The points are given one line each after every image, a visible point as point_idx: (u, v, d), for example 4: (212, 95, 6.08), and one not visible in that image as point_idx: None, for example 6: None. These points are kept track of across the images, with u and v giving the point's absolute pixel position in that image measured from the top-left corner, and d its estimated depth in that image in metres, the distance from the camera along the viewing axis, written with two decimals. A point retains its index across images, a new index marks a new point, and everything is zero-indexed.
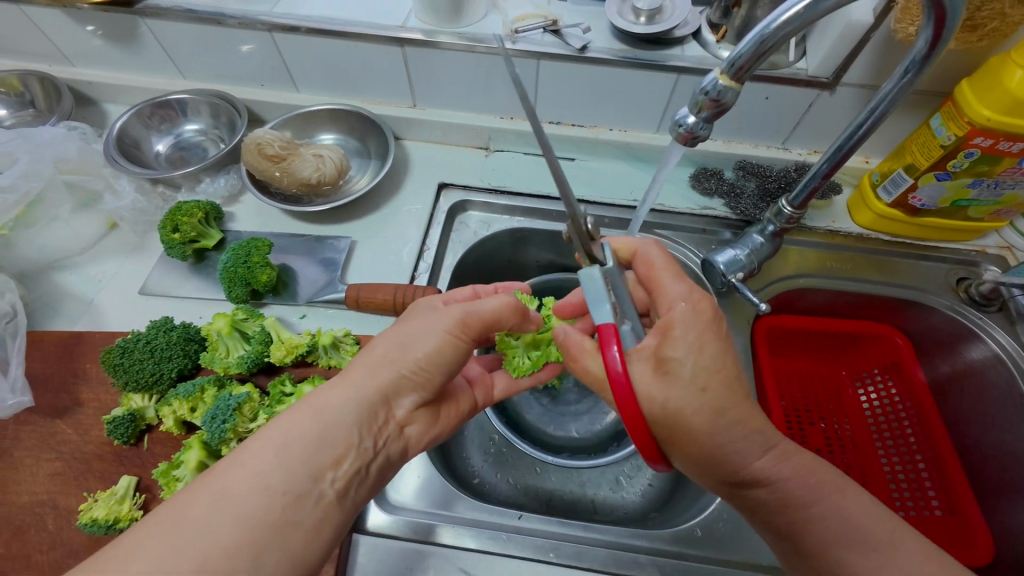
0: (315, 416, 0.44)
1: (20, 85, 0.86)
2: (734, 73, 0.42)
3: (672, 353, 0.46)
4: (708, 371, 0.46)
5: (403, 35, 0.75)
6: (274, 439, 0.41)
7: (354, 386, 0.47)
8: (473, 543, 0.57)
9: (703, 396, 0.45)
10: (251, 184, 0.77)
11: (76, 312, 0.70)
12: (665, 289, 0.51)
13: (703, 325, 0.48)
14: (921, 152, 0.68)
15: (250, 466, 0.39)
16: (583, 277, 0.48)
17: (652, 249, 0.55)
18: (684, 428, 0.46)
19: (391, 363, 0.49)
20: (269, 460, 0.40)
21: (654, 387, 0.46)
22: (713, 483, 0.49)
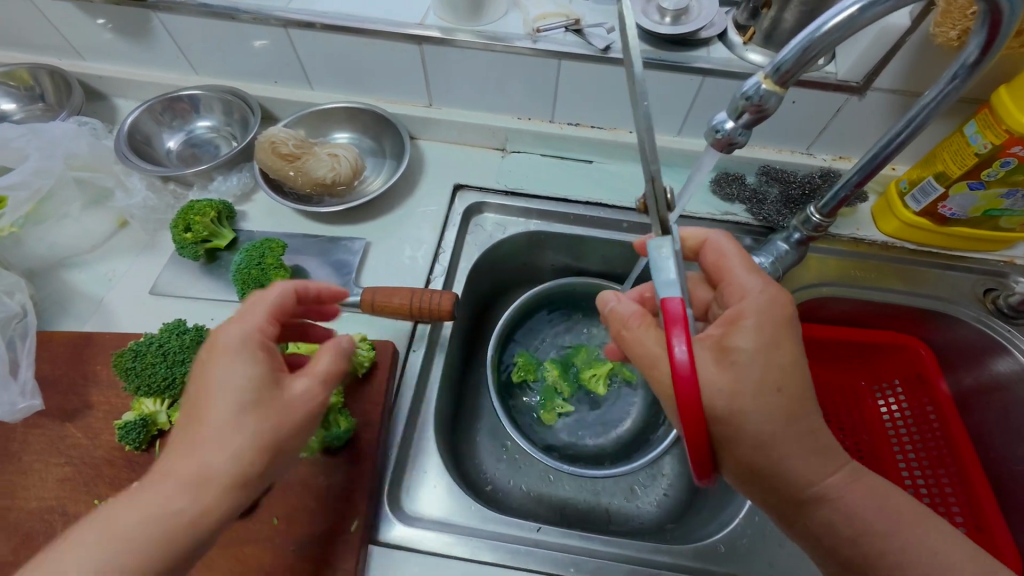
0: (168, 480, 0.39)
1: (30, 78, 0.84)
2: (779, 77, 0.41)
3: (738, 344, 0.46)
4: (782, 372, 0.46)
5: (421, 32, 0.74)
6: (170, 485, 0.39)
7: (191, 443, 0.41)
8: (490, 556, 0.56)
9: (774, 400, 0.45)
10: (263, 183, 0.76)
11: (86, 312, 0.69)
12: (738, 281, 0.51)
13: (774, 323, 0.47)
14: (954, 160, 0.66)
15: (136, 516, 0.38)
16: (653, 248, 0.49)
17: (724, 241, 0.55)
18: (751, 430, 0.45)
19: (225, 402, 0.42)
20: (140, 519, 0.38)
21: (719, 374, 0.45)
22: (770, 495, 0.48)
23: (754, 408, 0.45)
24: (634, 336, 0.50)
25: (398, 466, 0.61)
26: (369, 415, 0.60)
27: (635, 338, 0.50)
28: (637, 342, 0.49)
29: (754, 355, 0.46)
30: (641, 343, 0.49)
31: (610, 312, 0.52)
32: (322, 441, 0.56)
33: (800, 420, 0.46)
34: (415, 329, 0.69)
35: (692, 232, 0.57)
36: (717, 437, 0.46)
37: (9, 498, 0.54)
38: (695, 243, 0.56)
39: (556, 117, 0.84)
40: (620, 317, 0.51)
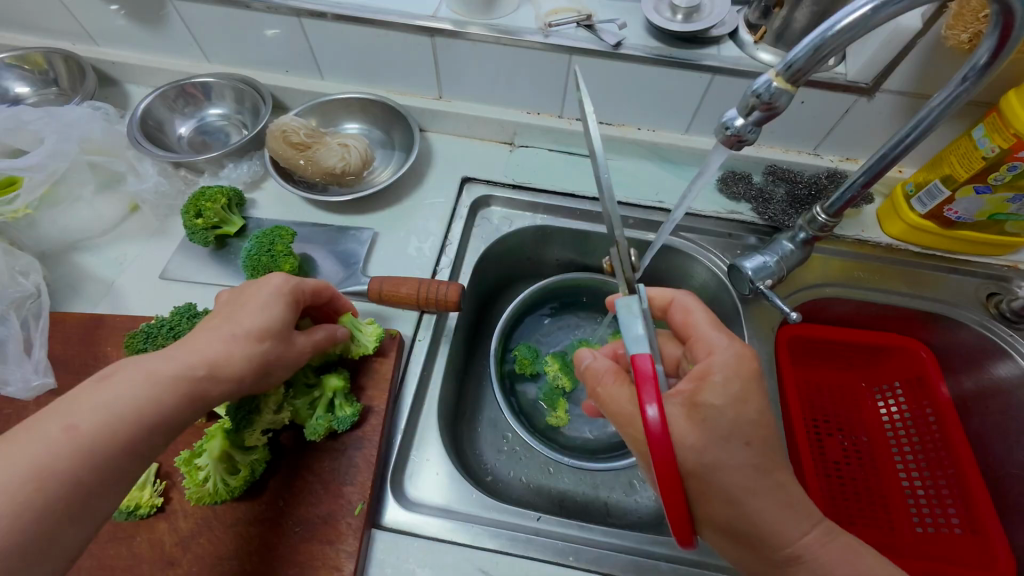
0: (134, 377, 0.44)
1: (44, 63, 0.85)
2: (790, 76, 0.41)
3: (708, 401, 0.47)
4: (750, 426, 0.47)
5: (433, 24, 0.74)
6: (118, 387, 0.43)
7: (176, 355, 0.46)
8: (491, 543, 0.56)
9: (745, 453, 0.46)
10: (274, 171, 0.76)
11: (97, 294, 0.70)
12: (705, 337, 0.53)
13: (741, 377, 0.48)
14: (961, 163, 0.66)
15: (75, 412, 0.41)
16: (623, 306, 0.50)
17: (689, 299, 0.57)
18: (721, 486, 0.45)
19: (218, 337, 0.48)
20: (100, 410, 0.42)
21: (689, 431, 0.46)
22: (743, 554, 0.47)
23: (726, 462, 0.45)
24: (608, 394, 0.50)
25: (401, 453, 0.61)
26: (375, 401, 0.61)
27: (610, 395, 0.50)
28: (611, 400, 0.50)
29: (723, 408, 0.47)
30: (616, 402, 0.49)
31: (585, 368, 0.53)
32: (328, 425, 0.57)
33: (772, 474, 0.46)
34: (420, 319, 0.70)
35: (660, 291, 0.59)
36: (691, 494, 0.46)
37: None
38: (664, 302, 0.59)
39: (565, 112, 0.84)
40: (594, 374, 0.52)
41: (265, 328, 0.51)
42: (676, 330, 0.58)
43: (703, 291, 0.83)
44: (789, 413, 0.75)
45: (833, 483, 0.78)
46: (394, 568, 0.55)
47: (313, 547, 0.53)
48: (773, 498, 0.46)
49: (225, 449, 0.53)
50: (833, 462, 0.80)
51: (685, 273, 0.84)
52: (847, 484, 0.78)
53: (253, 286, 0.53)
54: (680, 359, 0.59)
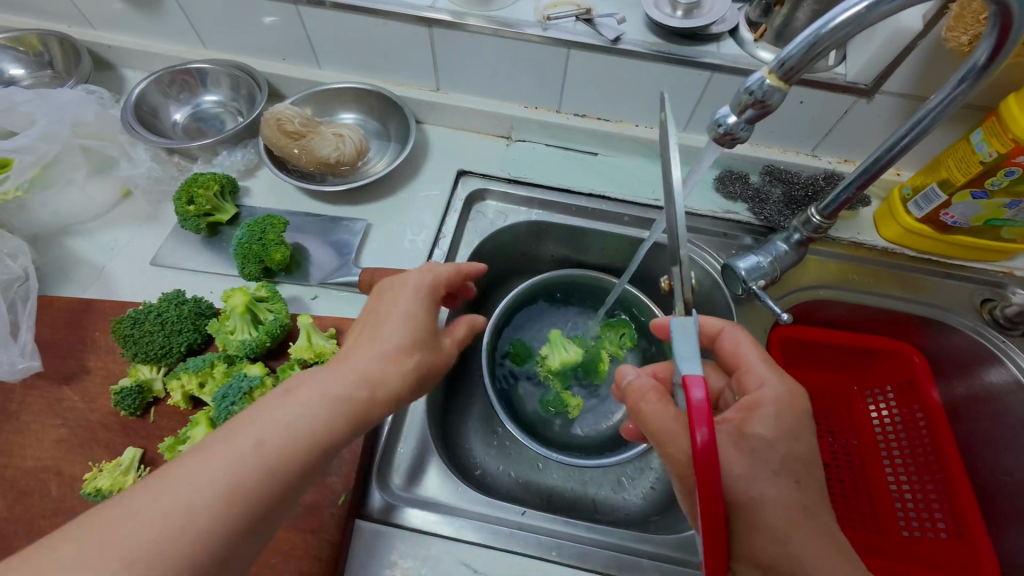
0: (332, 392, 0.42)
1: (39, 45, 0.84)
2: (783, 73, 0.41)
3: (758, 431, 0.48)
4: (799, 462, 0.47)
5: (430, 15, 0.73)
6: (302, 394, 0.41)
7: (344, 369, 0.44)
8: (475, 536, 0.57)
9: (791, 490, 0.45)
10: (268, 159, 0.76)
11: (87, 279, 0.70)
12: (751, 369, 0.53)
13: (789, 413, 0.49)
14: (959, 167, 0.66)
15: (260, 428, 0.39)
16: (677, 325, 0.47)
17: (739, 331, 0.56)
18: (763, 522, 0.44)
19: (379, 346, 0.46)
20: (282, 428, 0.39)
21: (740, 460, 0.46)
22: None
23: (774, 496, 0.45)
24: (651, 410, 0.47)
25: (389, 445, 0.61)
26: None
27: (652, 412, 0.47)
28: (655, 419, 0.47)
29: (772, 440, 0.48)
30: (658, 419, 0.47)
31: (627, 385, 0.51)
32: None
33: (818, 516, 0.45)
34: None
35: (709, 320, 0.58)
36: (734, 529, 0.45)
37: (5, 456, 0.55)
38: (712, 331, 0.57)
39: (563, 107, 0.84)
40: (636, 389, 0.49)
41: (414, 336, 0.48)
42: (722, 360, 0.57)
43: (697, 290, 0.83)
44: None
45: None
46: (378, 559, 0.55)
47: (296, 535, 0.53)
48: (823, 544, 0.43)
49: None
50: (821, 464, 0.80)
51: None
52: (835, 487, 0.78)
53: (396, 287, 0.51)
54: (722, 390, 0.60)
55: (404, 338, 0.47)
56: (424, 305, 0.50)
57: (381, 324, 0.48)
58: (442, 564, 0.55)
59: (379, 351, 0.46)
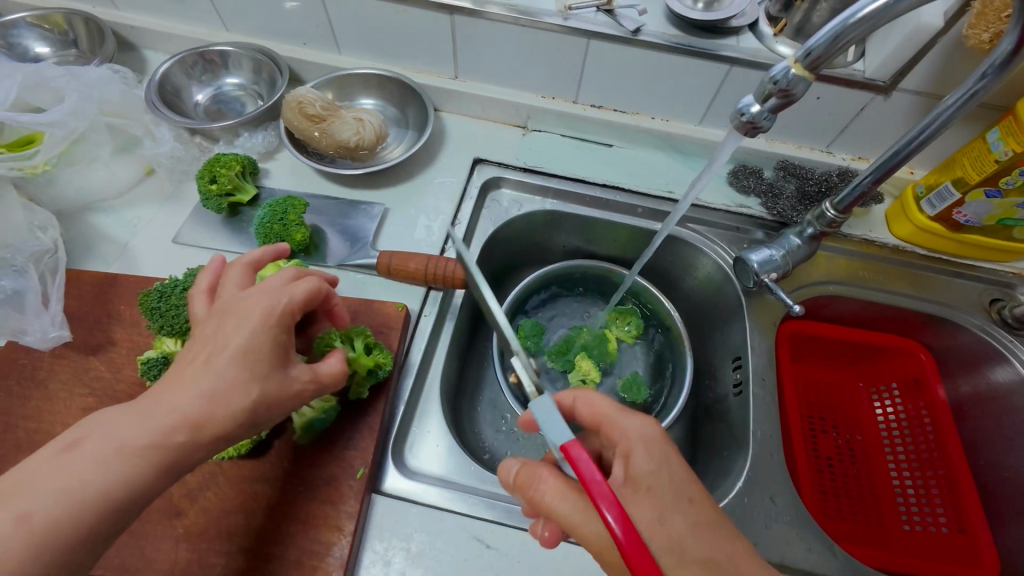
0: (107, 448, 0.39)
1: (65, 23, 0.85)
2: (808, 63, 0.41)
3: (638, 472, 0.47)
4: (690, 485, 0.47)
5: (453, 3, 0.74)
6: (115, 424, 0.40)
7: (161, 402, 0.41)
8: (486, 513, 0.58)
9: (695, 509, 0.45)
10: (288, 142, 0.77)
11: (111, 254, 0.71)
12: (614, 422, 0.51)
13: (655, 445, 0.48)
14: (973, 165, 0.66)
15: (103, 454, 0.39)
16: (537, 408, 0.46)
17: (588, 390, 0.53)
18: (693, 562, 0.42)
19: (202, 377, 0.43)
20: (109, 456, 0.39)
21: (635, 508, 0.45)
22: None
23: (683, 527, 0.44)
24: (551, 500, 0.46)
25: (404, 422, 0.63)
26: None
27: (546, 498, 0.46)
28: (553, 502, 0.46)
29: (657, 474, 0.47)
30: (561, 506, 0.45)
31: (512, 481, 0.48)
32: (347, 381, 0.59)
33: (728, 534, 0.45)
34: (427, 295, 0.71)
35: (560, 394, 0.54)
36: None
37: (35, 421, 0.56)
38: (567, 403, 0.53)
39: (580, 98, 0.84)
40: (521, 479, 0.48)
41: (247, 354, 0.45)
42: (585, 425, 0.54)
43: (707, 282, 0.83)
44: (785, 406, 0.77)
45: (824, 478, 0.79)
46: (391, 532, 0.56)
47: (314, 506, 0.54)
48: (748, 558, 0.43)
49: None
50: (825, 457, 0.80)
51: (689, 264, 0.84)
52: (838, 480, 0.79)
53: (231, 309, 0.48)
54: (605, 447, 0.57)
55: (230, 363, 0.44)
56: (269, 337, 0.46)
57: (198, 357, 0.44)
58: (454, 539, 0.56)
59: (194, 395, 0.42)
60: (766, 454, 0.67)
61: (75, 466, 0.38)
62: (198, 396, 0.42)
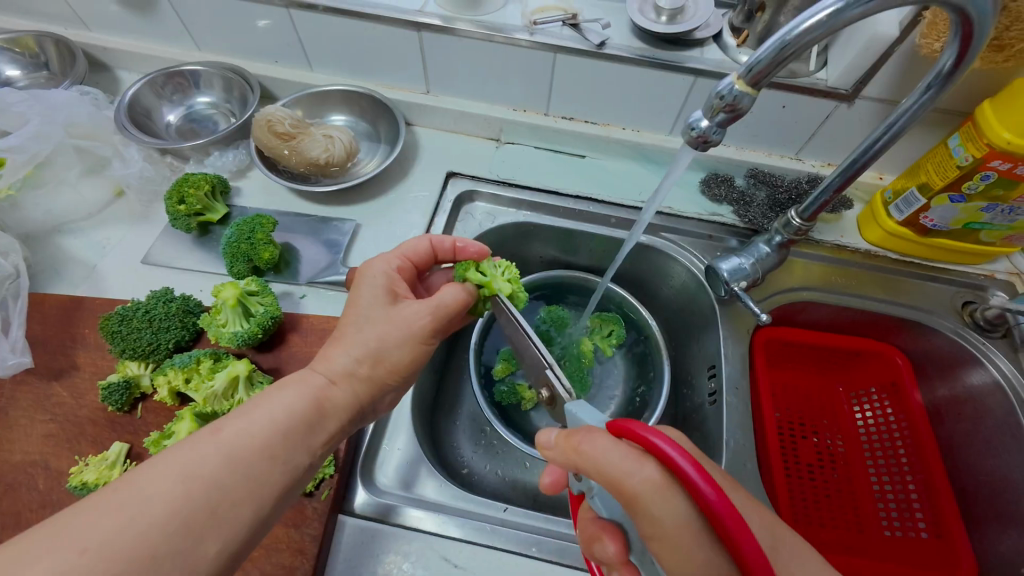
0: (303, 401, 0.48)
1: (36, 46, 0.86)
2: (751, 78, 0.42)
3: None
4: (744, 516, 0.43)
5: (421, 20, 0.74)
6: (290, 395, 0.47)
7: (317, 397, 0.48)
8: (456, 532, 0.57)
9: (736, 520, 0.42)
10: (258, 161, 0.77)
11: (79, 276, 0.70)
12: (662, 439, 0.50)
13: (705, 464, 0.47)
14: (937, 171, 0.67)
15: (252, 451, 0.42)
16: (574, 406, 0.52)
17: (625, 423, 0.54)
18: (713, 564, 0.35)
19: (357, 345, 0.52)
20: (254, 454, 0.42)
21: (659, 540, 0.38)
22: None
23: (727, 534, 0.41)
24: (590, 450, 0.42)
25: (373, 440, 0.62)
26: None
27: (592, 456, 0.42)
28: (605, 467, 0.41)
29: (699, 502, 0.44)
30: (597, 455, 0.41)
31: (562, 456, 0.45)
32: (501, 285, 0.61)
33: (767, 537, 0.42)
34: None
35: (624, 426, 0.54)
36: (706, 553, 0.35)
37: None
38: None
39: (551, 110, 0.85)
40: (567, 440, 0.45)
41: (378, 345, 0.52)
42: None
43: (682, 291, 0.84)
44: (760, 415, 0.76)
45: (804, 486, 0.78)
46: (359, 555, 0.56)
47: (278, 530, 0.54)
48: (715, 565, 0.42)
49: (193, 431, 0.55)
50: (806, 464, 0.80)
51: (664, 273, 0.85)
52: (819, 488, 0.78)
53: (362, 320, 0.54)
54: None
55: (361, 342, 0.52)
56: (382, 331, 0.53)
57: (341, 341, 0.53)
58: (423, 559, 0.56)
59: (360, 340, 0.52)
60: (740, 464, 0.66)
61: (264, 426, 0.44)
62: (366, 338, 0.52)
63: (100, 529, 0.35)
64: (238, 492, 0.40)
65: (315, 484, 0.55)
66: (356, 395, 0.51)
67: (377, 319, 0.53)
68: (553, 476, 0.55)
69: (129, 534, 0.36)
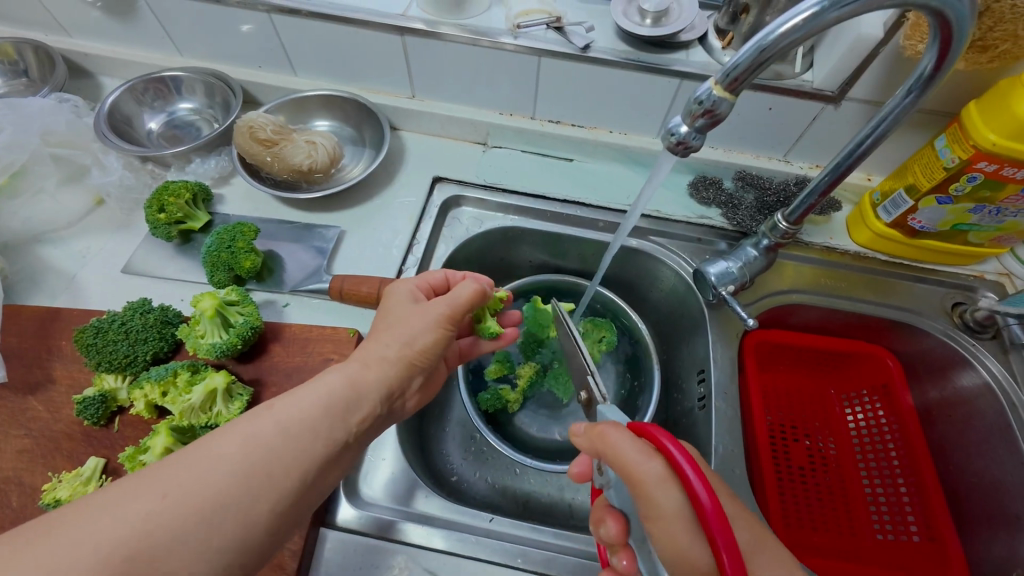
0: (338, 382, 0.47)
1: (15, 53, 0.85)
2: (729, 84, 0.41)
3: None
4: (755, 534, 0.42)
5: (403, 24, 0.74)
6: (324, 382, 0.46)
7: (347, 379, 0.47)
8: (441, 543, 0.57)
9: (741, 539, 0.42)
10: (241, 167, 0.76)
11: (58, 287, 0.69)
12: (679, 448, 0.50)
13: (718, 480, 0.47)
14: (924, 173, 0.67)
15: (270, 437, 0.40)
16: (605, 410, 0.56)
17: None
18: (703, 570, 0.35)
19: (390, 333, 0.52)
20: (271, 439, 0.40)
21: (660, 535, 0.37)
22: None
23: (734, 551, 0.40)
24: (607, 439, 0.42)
25: None
26: None
27: (609, 445, 0.42)
28: (618, 456, 0.41)
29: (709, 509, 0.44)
30: (614, 444, 0.42)
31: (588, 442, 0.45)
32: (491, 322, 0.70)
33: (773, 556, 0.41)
34: None
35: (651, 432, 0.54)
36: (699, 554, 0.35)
37: None
38: None
39: (537, 114, 0.84)
40: (593, 428, 0.45)
41: (408, 335, 0.52)
42: None
43: (672, 294, 0.83)
44: (750, 419, 0.76)
45: (796, 490, 0.77)
46: (343, 568, 0.55)
47: None
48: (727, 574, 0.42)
49: (169, 445, 0.55)
50: (797, 468, 0.79)
51: (653, 276, 0.84)
52: (811, 492, 0.78)
53: (394, 315, 0.54)
54: None
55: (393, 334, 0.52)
56: (412, 319, 0.53)
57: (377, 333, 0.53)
58: (407, 572, 0.55)
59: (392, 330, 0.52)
60: (730, 470, 0.66)
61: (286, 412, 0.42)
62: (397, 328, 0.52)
63: (119, 520, 0.34)
64: (275, 468, 0.40)
65: None
66: (385, 374, 0.50)
67: (408, 315, 0.54)
68: (582, 466, 0.54)
69: (170, 508, 0.35)
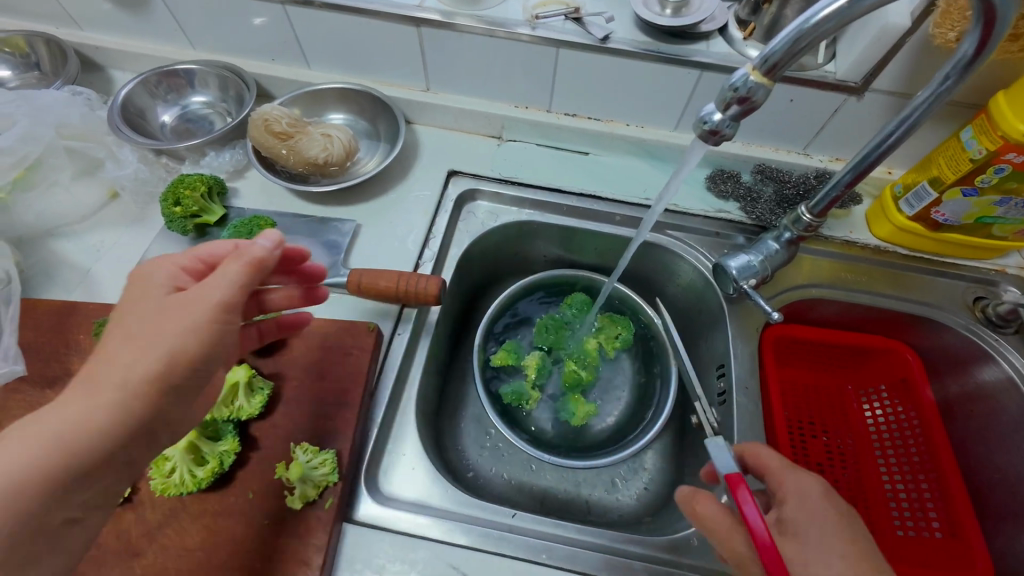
0: (77, 412, 0.39)
1: (26, 46, 0.84)
2: (767, 70, 0.40)
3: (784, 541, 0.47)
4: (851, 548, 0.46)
5: (420, 15, 0.73)
6: (83, 398, 0.40)
7: (82, 402, 0.39)
8: (464, 539, 0.56)
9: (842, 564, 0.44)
10: (255, 161, 0.75)
11: (73, 282, 0.69)
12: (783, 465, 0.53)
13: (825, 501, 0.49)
14: (949, 164, 0.66)
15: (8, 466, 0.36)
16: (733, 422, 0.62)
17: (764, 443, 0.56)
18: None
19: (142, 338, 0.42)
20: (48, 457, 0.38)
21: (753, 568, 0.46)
22: None
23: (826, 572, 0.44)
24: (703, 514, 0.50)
25: (378, 445, 0.61)
26: (348, 394, 0.60)
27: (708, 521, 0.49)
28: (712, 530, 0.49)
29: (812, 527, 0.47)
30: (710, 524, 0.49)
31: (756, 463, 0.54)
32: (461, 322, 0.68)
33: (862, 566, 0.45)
34: (401, 313, 0.69)
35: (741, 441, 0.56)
36: None
37: None
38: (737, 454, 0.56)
39: (553, 107, 0.83)
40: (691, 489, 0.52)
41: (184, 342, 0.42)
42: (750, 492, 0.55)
43: (689, 289, 0.82)
44: (770, 415, 0.75)
45: None
46: (364, 564, 0.54)
47: (281, 540, 0.52)
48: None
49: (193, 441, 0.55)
50: (816, 464, 0.79)
51: (670, 271, 0.83)
52: (830, 488, 0.77)
53: (149, 307, 0.44)
54: None
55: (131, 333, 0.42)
56: (167, 311, 0.43)
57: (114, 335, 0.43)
58: (430, 568, 0.54)
59: (133, 329, 0.43)
60: None
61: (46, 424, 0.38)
62: (150, 335, 0.42)
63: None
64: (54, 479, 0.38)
65: (317, 492, 0.53)
66: (195, 321, 0.43)
67: (149, 311, 0.44)
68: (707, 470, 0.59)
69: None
